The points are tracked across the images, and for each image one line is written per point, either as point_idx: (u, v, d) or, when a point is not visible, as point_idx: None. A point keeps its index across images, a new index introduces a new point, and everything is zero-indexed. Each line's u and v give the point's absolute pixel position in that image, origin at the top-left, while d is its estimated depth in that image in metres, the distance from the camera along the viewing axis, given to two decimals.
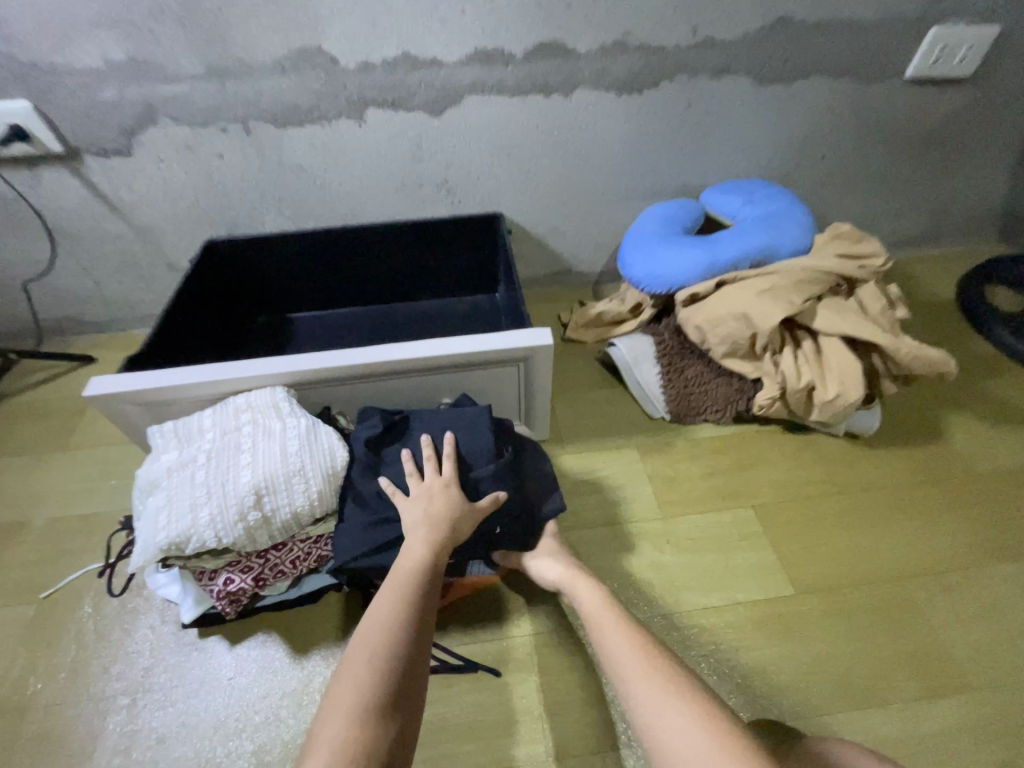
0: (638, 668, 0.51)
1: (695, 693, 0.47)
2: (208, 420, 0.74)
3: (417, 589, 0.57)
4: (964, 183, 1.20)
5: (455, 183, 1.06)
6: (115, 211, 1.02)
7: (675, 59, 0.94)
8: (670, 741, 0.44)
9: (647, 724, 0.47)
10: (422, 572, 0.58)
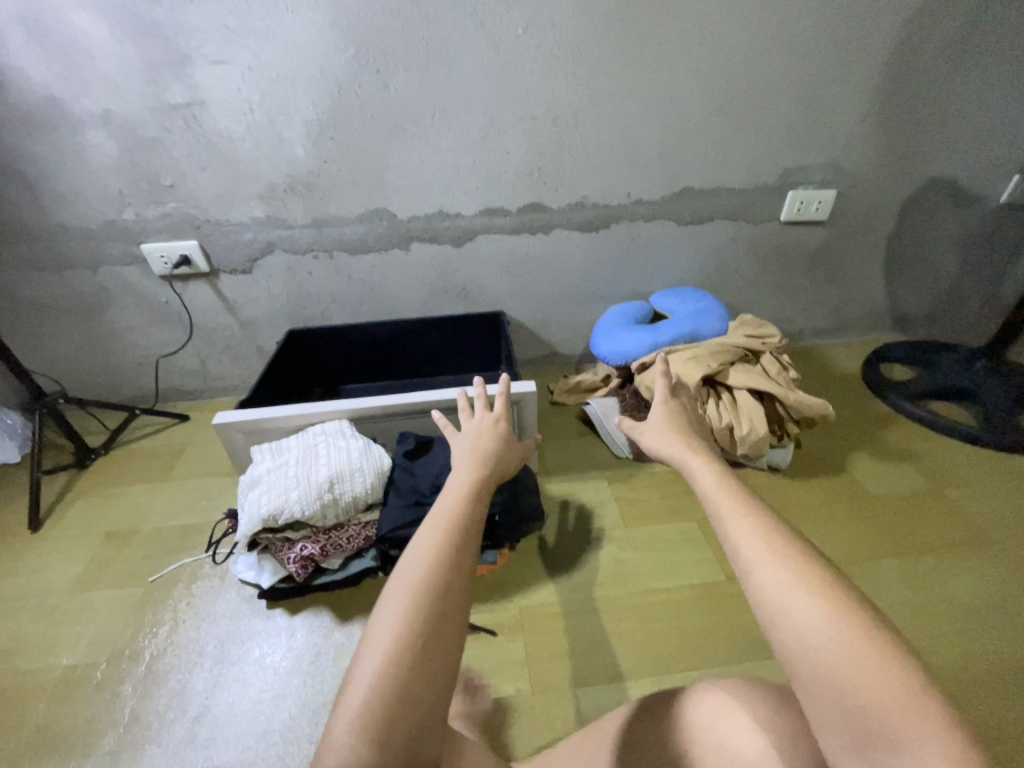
0: (752, 540, 0.49)
1: (823, 583, 0.44)
2: (294, 440, 1.07)
3: (460, 522, 0.59)
4: (848, 288, 1.61)
5: (470, 290, 1.49)
6: (230, 309, 1.44)
7: (619, 211, 1.40)
8: (795, 619, 0.43)
9: (764, 596, 0.45)
10: (466, 508, 0.61)
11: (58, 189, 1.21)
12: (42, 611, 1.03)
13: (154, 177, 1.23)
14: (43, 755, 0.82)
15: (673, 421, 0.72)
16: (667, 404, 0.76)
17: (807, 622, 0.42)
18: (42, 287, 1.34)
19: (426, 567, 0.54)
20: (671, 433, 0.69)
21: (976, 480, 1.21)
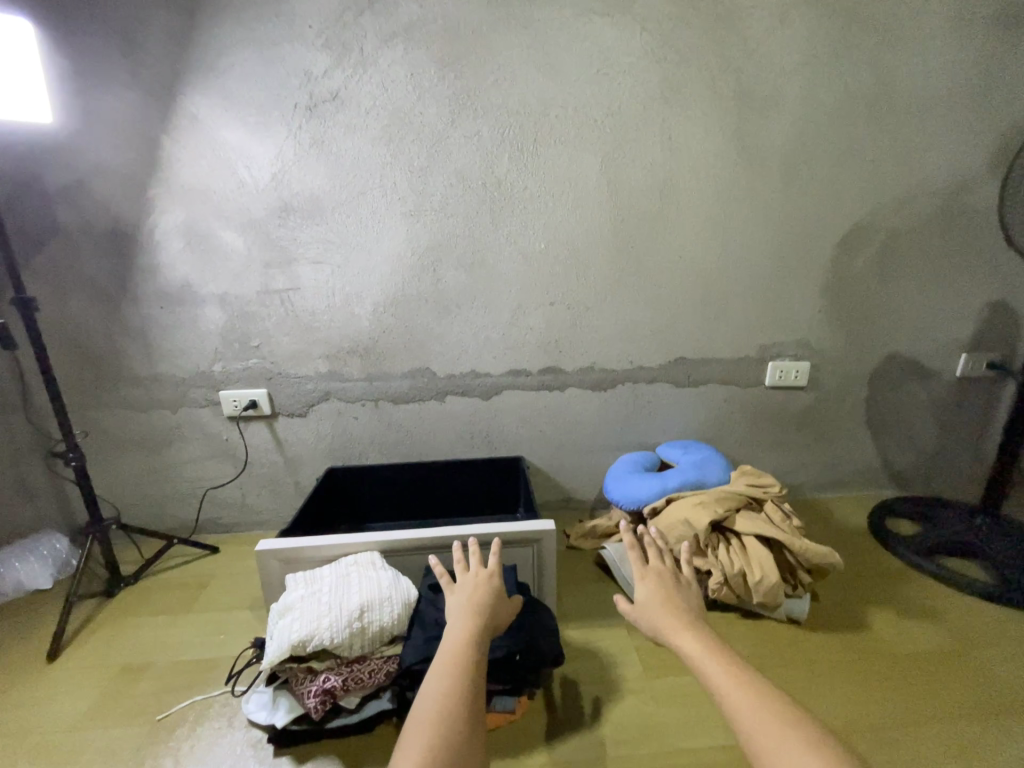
0: (767, 718, 0.56)
1: (814, 748, 0.53)
2: (326, 568, 1.13)
3: (460, 697, 0.65)
4: (839, 446, 1.76)
5: (494, 437, 1.67)
6: (280, 448, 1.62)
7: (624, 374, 1.64)
8: None
9: None
10: (464, 668, 0.68)
11: (168, 347, 1.51)
12: (42, 749, 0.99)
13: (246, 340, 1.52)
14: None
15: (660, 598, 0.74)
16: (645, 576, 0.78)
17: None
18: (126, 424, 1.55)
19: (423, 763, 0.58)
20: (657, 607, 0.73)
21: (1003, 641, 1.19)
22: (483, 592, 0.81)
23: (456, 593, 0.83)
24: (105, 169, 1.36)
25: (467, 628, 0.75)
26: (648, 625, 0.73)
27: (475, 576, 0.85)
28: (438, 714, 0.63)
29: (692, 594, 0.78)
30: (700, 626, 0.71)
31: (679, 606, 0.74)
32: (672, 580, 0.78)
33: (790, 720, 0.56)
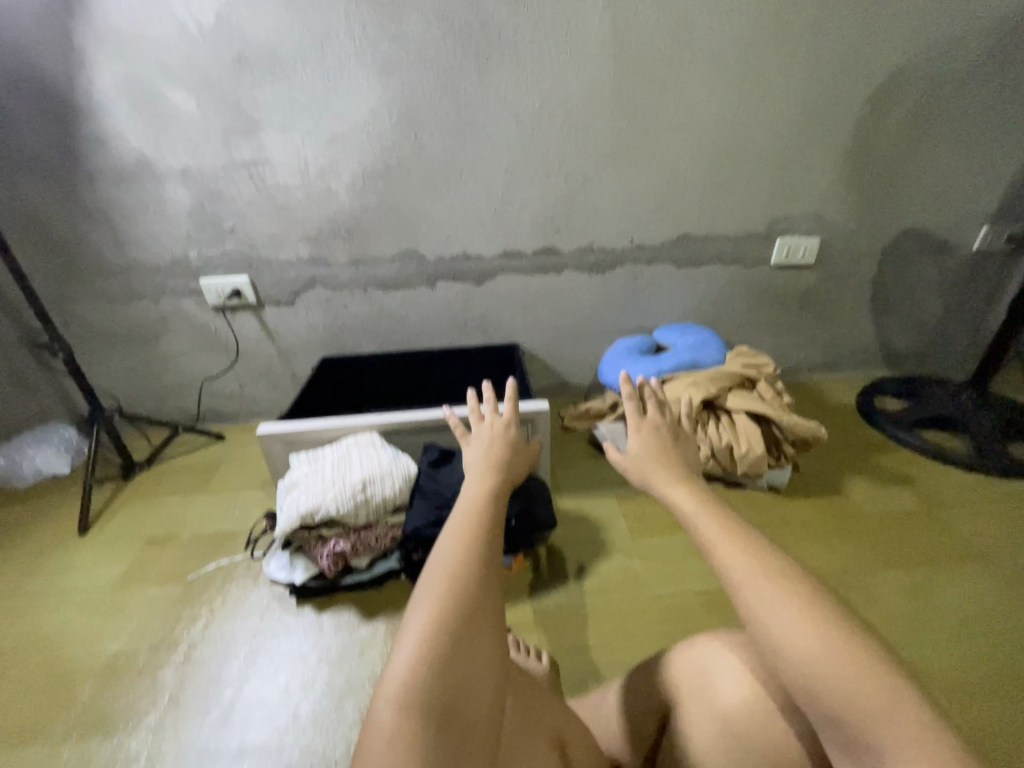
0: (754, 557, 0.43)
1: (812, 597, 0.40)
2: (328, 449, 1.17)
3: (488, 546, 0.47)
4: (839, 327, 1.73)
5: (488, 324, 1.63)
6: (271, 339, 1.60)
7: (624, 255, 1.56)
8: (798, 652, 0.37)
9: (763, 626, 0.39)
10: (490, 516, 0.51)
11: (135, 231, 1.40)
12: (90, 604, 1.11)
13: (218, 222, 1.42)
14: (88, 733, 0.89)
15: (651, 442, 0.61)
16: (640, 428, 0.63)
17: (797, 643, 0.38)
18: (108, 316, 1.51)
19: (446, 617, 0.41)
20: (653, 452, 0.60)
21: (967, 502, 1.27)
22: (502, 448, 0.65)
23: (472, 448, 0.67)
24: (20, 12, 1.15)
25: (488, 482, 0.57)
26: (637, 478, 0.59)
27: (493, 429, 0.69)
28: (454, 573, 0.44)
29: (692, 451, 0.64)
30: (698, 480, 0.57)
31: (677, 460, 0.60)
32: (670, 434, 0.64)
33: (781, 568, 0.42)
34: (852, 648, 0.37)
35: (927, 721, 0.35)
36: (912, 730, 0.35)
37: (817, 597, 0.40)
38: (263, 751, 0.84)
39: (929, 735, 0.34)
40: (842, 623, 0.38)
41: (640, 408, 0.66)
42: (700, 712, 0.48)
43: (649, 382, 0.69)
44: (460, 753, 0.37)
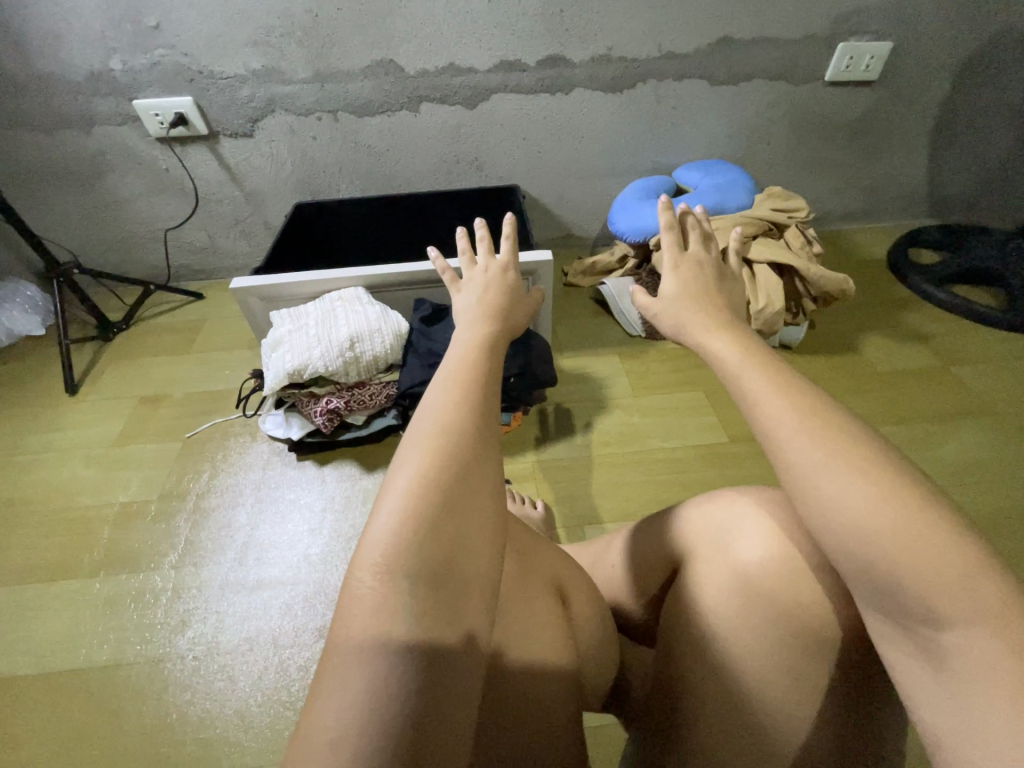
0: (802, 412, 0.36)
1: (872, 454, 0.33)
2: (310, 306, 1.07)
3: (483, 399, 0.41)
4: (888, 165, 1.50)
5: (483, 161, 1.41)
6: (234, 180, 1.39)
7: (648, 67, 1.27)
8: (842, 513, 0.32)
9: (801, 487, 0.34)
10: (484, 367, 0.44)
11: (34, 27, 1.11)
12: (93, 459, 1.12)
13: (138, 18, 1.12)
14: (115, 569, 0.94)
15: (688, 286, 0.52)
16: (678, 266, 0.54)
17: (849, 512, 0.32)
18: (37, 149, 1.28)
19: (435, 476, 0.35)
20: (691, 298, 0.51)
21: (986, 359, 1.22)
22: (499, 296, 0.56)
23: (460, 297, 0.57)
24: None
25: (483, 332, 0.48)
26: (669, 325, 0.51)
27: (488, 276, 0.59)
28: (443, 432, 0.37)
29: (741, 294, 0.55)
30: (745, 327, 0.49)
31: (721, 302, 0.51)
32: (714, 274, 0.55)
33: (839, 426, 0.35)
34: (923, 521, 0.30)
35: (1013, 601, 0.28)
36: (991, 604, 0.28)
37: (884, 460, 0.33)
38: (279, 584, 0.90)
39: (1014, 616, 0.28)
40: (914, 490, 0.31)
41: (680, 241, 0.57)
42: (715, 565, 0.43)
43: (692, 212, 0.59)
44: (457, 612, 0.33)
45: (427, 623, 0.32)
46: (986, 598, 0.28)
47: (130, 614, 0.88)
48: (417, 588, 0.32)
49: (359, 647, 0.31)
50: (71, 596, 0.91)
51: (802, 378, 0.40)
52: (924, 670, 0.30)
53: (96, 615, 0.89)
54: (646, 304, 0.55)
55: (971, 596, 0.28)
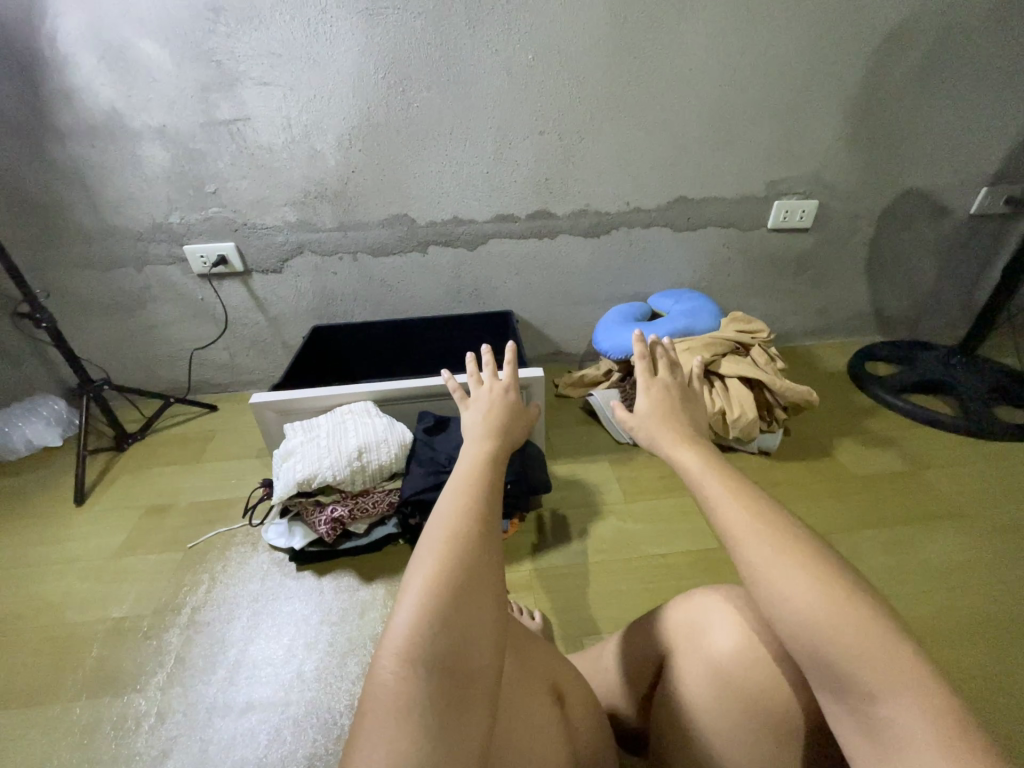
0: (753, 516, 0.44)
1: (810, 553, 0.40)
2: (322, 418, 1.16)
3: (487, 506, 0.48)
4: (833, 292, 1.73)
5: (482, 291, 1.61)
6: (260, 308, 1.57)
7: (619, 218, 1.52)
8: (788, 604, 0.38)
9: (756, 582, 0.40)
10: (488, 478, 0.51)
11: (111, 193, 1.35)
12: (91, 572, 1.12)
13: (200, 184, 1.36)
14: (99, 691, 0.91)
15: (658, 405, 0.62)
16: (648, 388, 0.64)
17: (794, 603, 0.38)
18: (91, 284, 1.47)
19: (448, 574, 0.41)
20: (661, 415, 0.60)
21: (951, 462, 1.30)
22: (500, 413, 0.65)
23: (467, 413, 0.66)
24: None
25: (485, 446, 0.57)
26: (644, 439, 0.60)
27: (491, 394, 0.68)
28: (453, 536, 0.44)
29: (704, 411, 0.65)
30: (707, 441, 0.58)
31: (686, 420, 0.61)
32: (679, 394, 0.65)
33: (782, 528, 0.42)
34: (853, 610, 0.36)
35: (927, 677, 0.34)
36: (912, 681, 0.33)
37: (818, 556, 0.40)
38: (269, 706, 0.87)
39: (932, 693, 0.33)
40: (843, 582, 0.38)
41: (650, 367, 0.67)
42: (695, 660, 0.47)
43: (660, 342, 0.69)
44: (464, 703, 0.37)
45: (439, 712, 0.36)
46: (907, 678, 0.33)
47: (108, 744, 0.84)
48: (431, 678, 0.37)
49: (378, 735, 0.35)
50: (48, 723, 0.87)
51: (754, 486, 0.48)
52: (870, 747, 0.34)
53: (71, 745, 0.84)
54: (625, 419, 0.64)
55: (895, 676, 0.34)
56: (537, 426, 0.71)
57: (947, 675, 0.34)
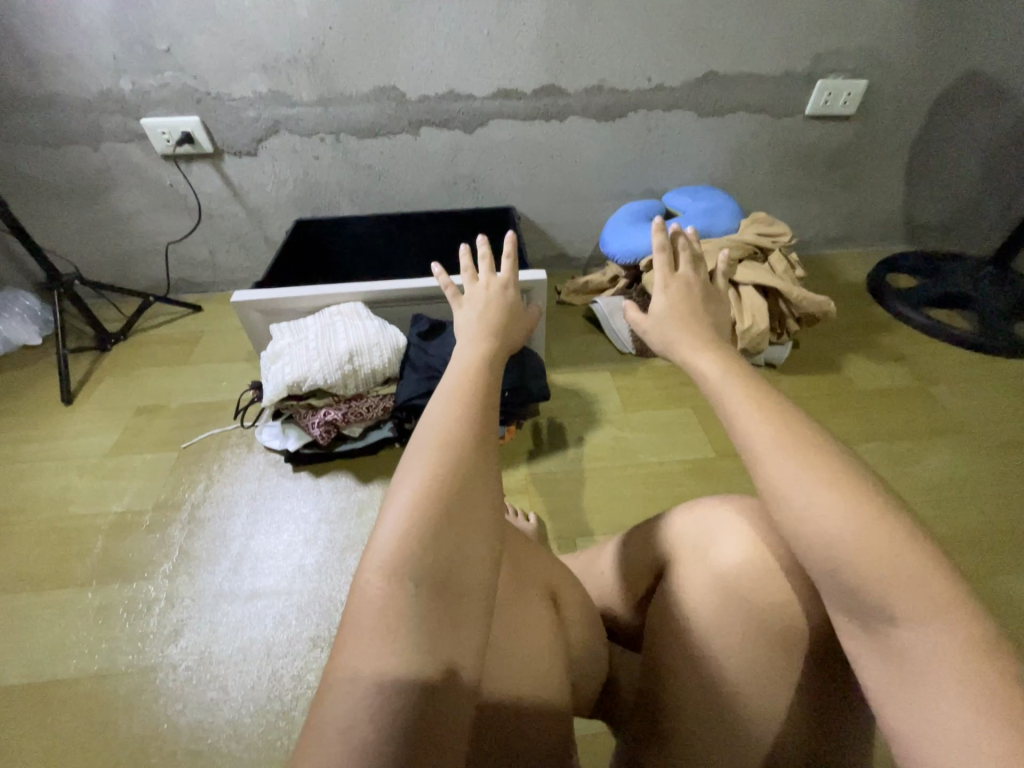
0: (778, 431, 0.39)
1: (841, 469, 0.36)
2: (310, 320, 1.10)
3: (481, 414, 0.43)
4: (866, 194, 1.57)
5: (480, 183, 1.46)
6: (236, 197, 1.42)
7: (639, 97, 1.33)
8: (813, 525, 0.35)
9: (777, 499, 0.37)
10: (483, 384, 0.46)
11: (46, 49, 1.15)
12: (88, 468, 1.12)
13: (149, 41, 1.16)
14: (108, 578, 0.94)
15: (676, 306, 0.55)
16: (667, 285, 0.57)
17: (821, 525, 0.34)
18: (44, 164, 1.31)
19: (439, 485, 0.38)
20: (679, 316, 0.54)
21: (961, 378, 1.27)
22: (500, 312, 0.59)
23: (462, 311, 0.60)
24: None
25: (481, 349, 0.51)
26: (658, 343, 0.54)
27: (488, 292, 0.61)
28: (445, 446, 0.40)
29: (725, 313, 0.59)
30: (727, 346, 0.52)
31: (706, 323, 0.54)
32: (701, 294, 0.58)
33: (812, 442, 0.38)
34: (888, 532, 0.33)
35: (962, 603, 0.31)
36: (946, 606, 0.31)
37: (850, 473, 0.36)
38: (274, 595, 0.91)
39: (965, 618, 0.30)
40: (878, 501, 0.34)
41: (671, 261, 0.59)
42: (697, 572, 0.46)
43: (683, 233, 0.61)
44: (458, 617, 0.35)
45: (430, 626, 0.34)
46: (940, 602, 0.31)
47: (122, 624, 0.88)
48: (421, 593, 0.34)
49: (364, 651, 0.32)
50: (63, 605, 0.91)
51: (780, 396, 0.43)
52: (888, 669, 0.32)
53: (88, 625, 0.88)
54: (635, 320, 0.58)
55: (926, 601, 0.31)
56: (538, 328, 0.64)
57: (987, 601, 0.31)
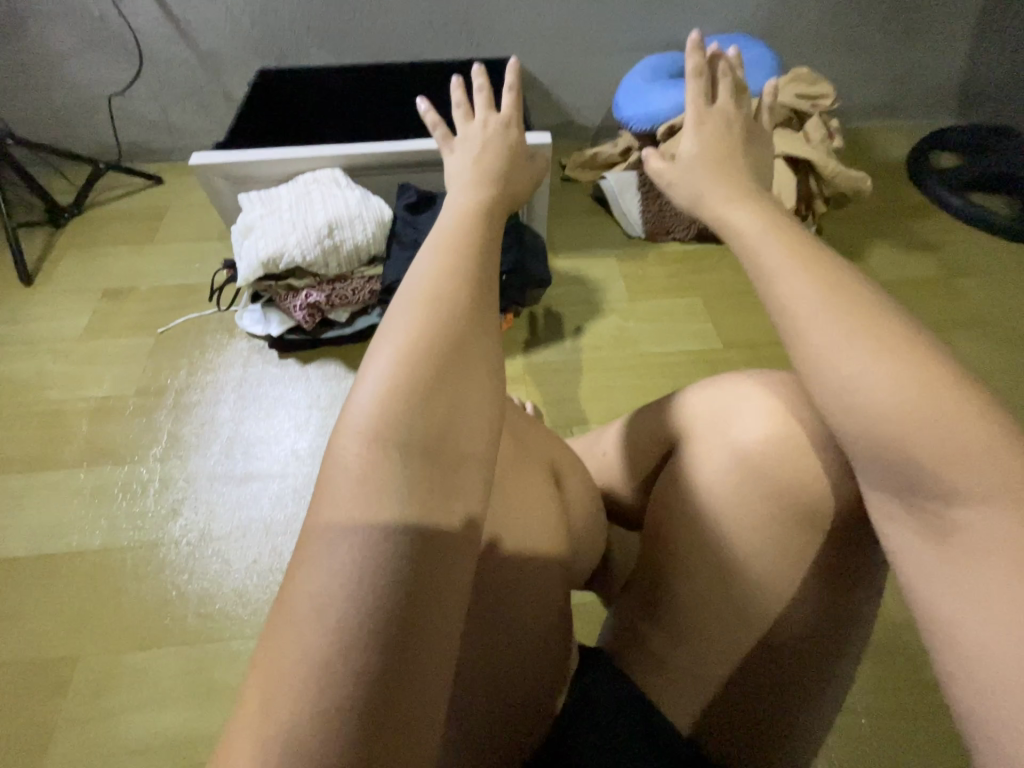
0: (826, 289, 0.33)
1: (897, 330, 0.31)
2: (283, 189, 0.97)
3: (476, 265, 0.36)
4: (922, 52, 1.36)
5: (475, 25, 1.23)
6: (183, 35, 1.20)
7: None
8: (859, 393, 0.30)
9: (817, 367, 0.32)
10: (480, 232, 0.39)
11: None
12: (61, 353, 1.06)
13: None
14: (100, 460, 0.93)
15: (712, 146, 0.46)
16: (702, 122, 0.47)
17: (870, 393, 0.30)
18: None
19: (427, 342, 0.32)
20: (714, 159, 0.45)
21: (991, 270, 1.18)
22: (499, 156, 0.49)
23: (454, 154, 0.50)
24: None
25: (478, 197, 0.43)
26: (684, 193, 0.46)
27: (485, 131, 0.51)
28: (434, 300, 0.34)
29: (767, 160, 0.49)
30: (767, 195, 0.43)
31: (745, 167, 0.45)
32: (742, 133, 0.48)
33: (866, 300, 0.32)
34: (949, 398, 0.28)
35: None
36: (1011, 476, 0.27)
37: (910, 334, 0.31)
38: (269, 476, 0.90)
39: None
40: (941, 365, 0.29)
41: (708, 91, 0.48)
42: (712, 450, 0.43)
43: (723, 56, 0.50)
44: (452, 487, 0.31)
45: (420, 493, 0.30)
46: (1004, 472, 0.27)
47: (119, 503, 0.88)
48: (408, 459, 0.30)
49: (344, 520, 0.29)
50: (57, 485, 0.91)
51: (829, 250, 0.36)
52: (926, 544, 0.29)
53: (85, 503, 0.89)
54: (658, 169, 0.49)
55: (988, 473, 0.27)
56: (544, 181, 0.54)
57: None
